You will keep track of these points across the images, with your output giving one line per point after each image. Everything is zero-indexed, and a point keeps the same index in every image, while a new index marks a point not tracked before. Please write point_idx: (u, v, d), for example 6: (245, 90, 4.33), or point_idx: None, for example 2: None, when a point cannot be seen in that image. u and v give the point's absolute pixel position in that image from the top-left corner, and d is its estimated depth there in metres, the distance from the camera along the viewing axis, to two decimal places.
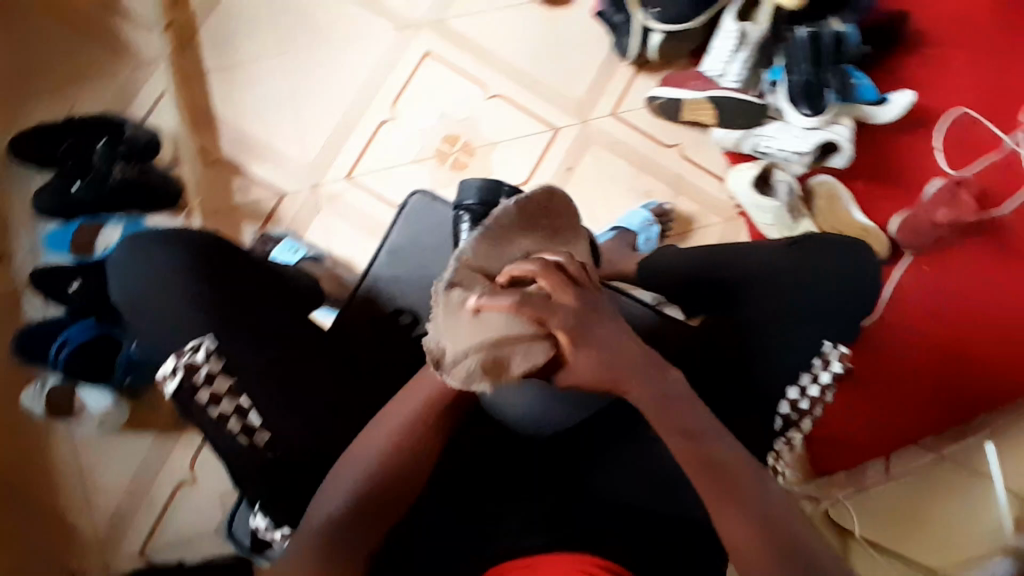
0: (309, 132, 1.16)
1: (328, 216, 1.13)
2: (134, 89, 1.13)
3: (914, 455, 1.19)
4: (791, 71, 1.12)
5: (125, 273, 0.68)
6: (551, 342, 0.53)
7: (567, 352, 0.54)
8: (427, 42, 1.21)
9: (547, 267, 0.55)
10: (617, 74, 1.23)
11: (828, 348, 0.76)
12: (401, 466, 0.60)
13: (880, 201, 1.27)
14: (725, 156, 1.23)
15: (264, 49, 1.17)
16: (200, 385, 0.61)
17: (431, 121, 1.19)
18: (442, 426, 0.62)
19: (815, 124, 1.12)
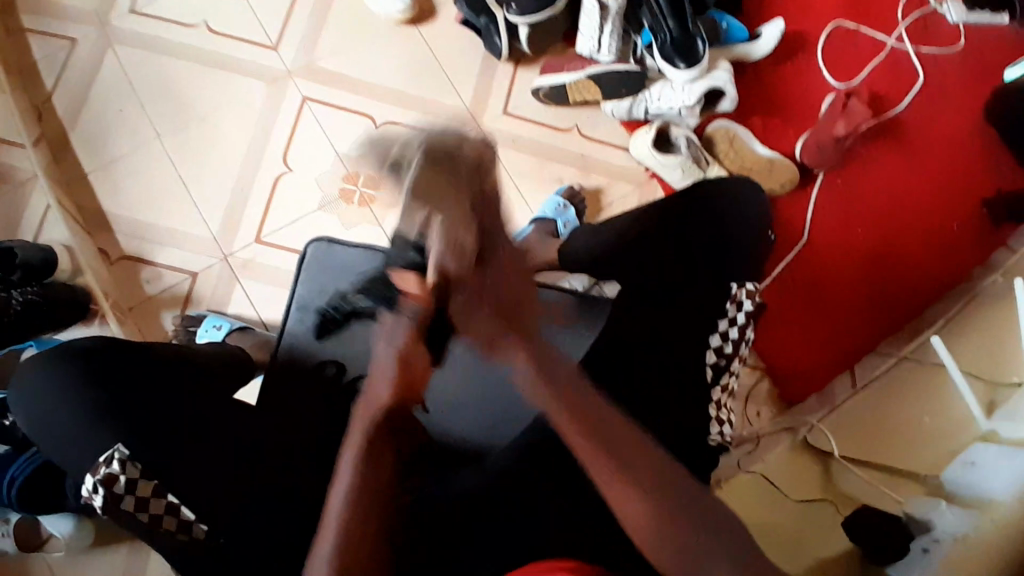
0: (207, 206, 1.14)
1: (248, 283, 1.12)
2: (19, 209, 1.11)
3: (878, 362, 1.18)
4: (658, 30, 1.15)
5: (26, 404, 0.67)
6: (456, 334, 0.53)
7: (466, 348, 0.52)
8: (303, 88, 1.20)
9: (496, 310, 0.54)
10: (498, 74, 1.24)
11: (736, 289, 0.78)
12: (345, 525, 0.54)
13: (781, 131, 1.29)
14: (621, 126, 1.25)
15: (141, 136, 1.15)
16: (123, 493, 0.58)
17: (328, 163, 1.18)
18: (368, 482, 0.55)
19: (694, 76, 1.14)
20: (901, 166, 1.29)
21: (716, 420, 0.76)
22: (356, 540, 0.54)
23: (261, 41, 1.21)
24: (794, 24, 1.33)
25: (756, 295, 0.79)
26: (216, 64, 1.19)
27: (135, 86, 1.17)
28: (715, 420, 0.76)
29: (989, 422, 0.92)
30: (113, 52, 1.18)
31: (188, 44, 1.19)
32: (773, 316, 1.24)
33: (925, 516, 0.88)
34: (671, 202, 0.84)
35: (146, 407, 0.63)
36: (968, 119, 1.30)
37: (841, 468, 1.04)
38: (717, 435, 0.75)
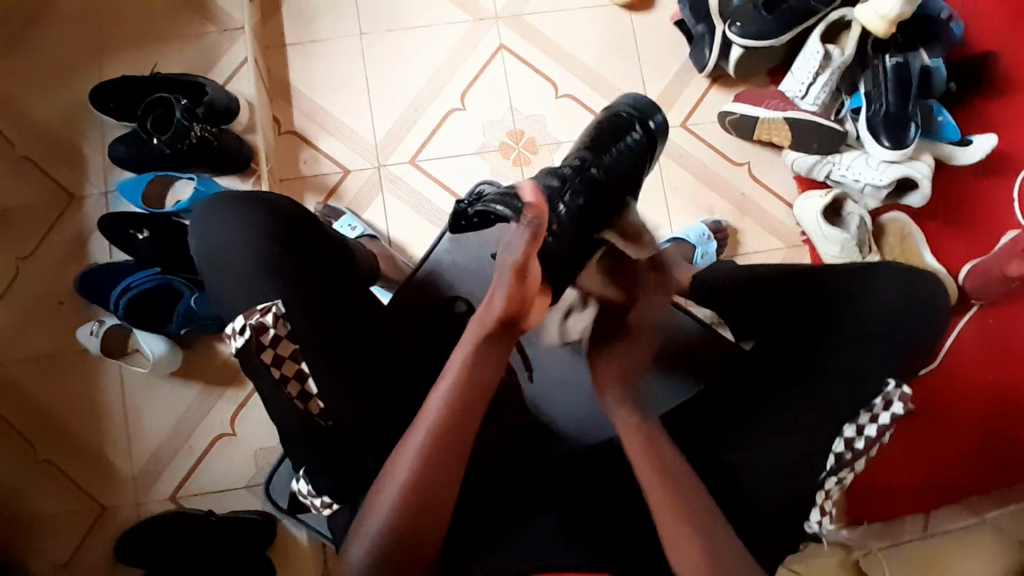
0: (379, 113, 1.17)
1: (389, 197, 1.15)
2: (217, 53, 1.16)
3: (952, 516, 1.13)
4: (873, 101, 1.08)
5: (203, 229, 0.68)
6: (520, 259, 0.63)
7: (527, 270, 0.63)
8: (501, 35, 1.21)
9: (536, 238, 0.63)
10: (691, 85, 1.21)
11: (892, 388, 0.71)
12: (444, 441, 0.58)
13: (953, 245, 1.21)
14: (796, 180, 1.19)
15: (345, 29, 1.19)
16: (268, 345, 0.61)
17: (499, 114, 1.19)
18: (468, 415, 0.59)
19: (896, 158, 1.08)
20: None
21: (820, 510, 0.70)
22: (445, 461, 0.57)
23: None
24: (1010, 141, 1.23)
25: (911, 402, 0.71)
26: None
27: None
28: (817, 510, 0.70)
29: None
30: None
31: None
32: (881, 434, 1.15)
33: None
34: (845, 275, 0.79)
35: (314, 272, 0.68)
36: None
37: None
38: (816, 524, 0.70)
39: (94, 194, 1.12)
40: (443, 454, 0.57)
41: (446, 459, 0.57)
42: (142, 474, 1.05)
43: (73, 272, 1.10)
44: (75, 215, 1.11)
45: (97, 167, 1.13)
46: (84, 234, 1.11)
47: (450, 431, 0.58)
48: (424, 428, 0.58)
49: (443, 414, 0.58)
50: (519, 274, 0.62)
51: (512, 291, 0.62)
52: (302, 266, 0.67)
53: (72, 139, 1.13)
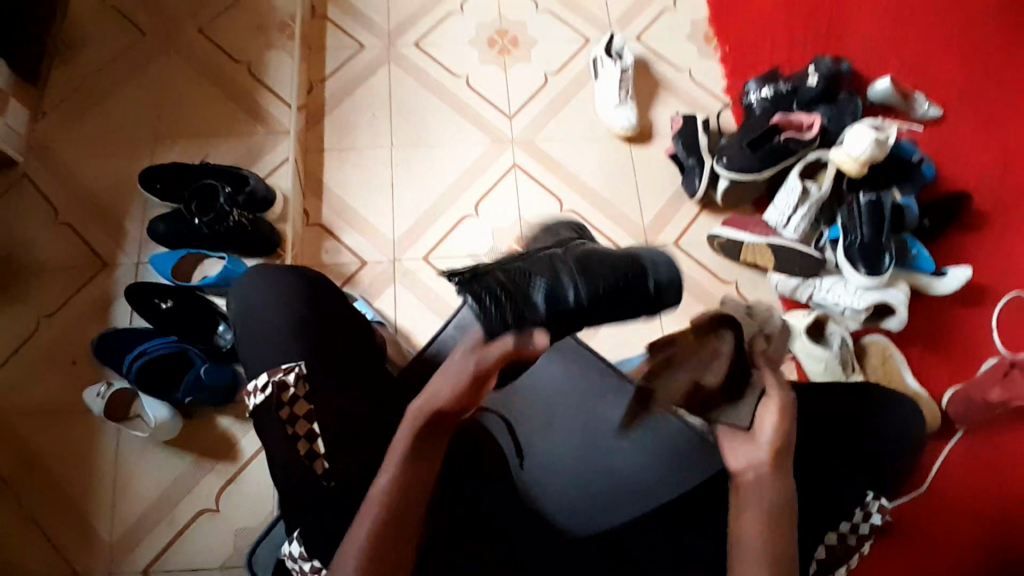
0: (400, 213, 1.29)
1: (401, 287, 1.23)
2: (261, 151, 1.30)
3: None
4: (850, 232, 1.18)
5: (242, 290, 0.76)
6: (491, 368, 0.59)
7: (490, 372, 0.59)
8: (515, 155, 1.36)
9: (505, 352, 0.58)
10: (684, 209, 1.33)
11: (871, 501, 0.75)
12: (391, 529, 0.57)
13: (934, 371, 1.26)
14: (781, 300, 1.27)
15: (378, 139, 1.34)
16: (287, 403, 0.66)
17: (509, 221, 1.30)
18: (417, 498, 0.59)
19: (872, 284, 1.16)
20: None
21: None
22: (390, 547, 0.57)
23: (501, 107, 1.40)
24: (982, 278, 1.32)
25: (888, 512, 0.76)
26: (459, 109, 1.39)
27: (392, 101, 1.38)
28: None
29: None
30: (387, 69, 1.41)
31: (445, 87, 1.41)
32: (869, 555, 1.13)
33: None
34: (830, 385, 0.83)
35: (336, 338, 0.72)
36: None
37: None
38: None
39: (126, 264, 1.20)
40: (400, 523, 0.58)
41: (390, 554, 0.57)
42: (117, 543, 1.02)
43: (91, 335, 1.15)
44: (105, 281, 1.19)
45: (134, 241, 1.22)
46: (110, 299, 1.18)
47: (406, 499, 0.58)
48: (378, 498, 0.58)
49: (396, 481, 0.58)
50: (478, 380, 0.58)
51: (463, 388, 0.59)
52: (321, 325, 0.72)
53: (117, 214, 1.23)
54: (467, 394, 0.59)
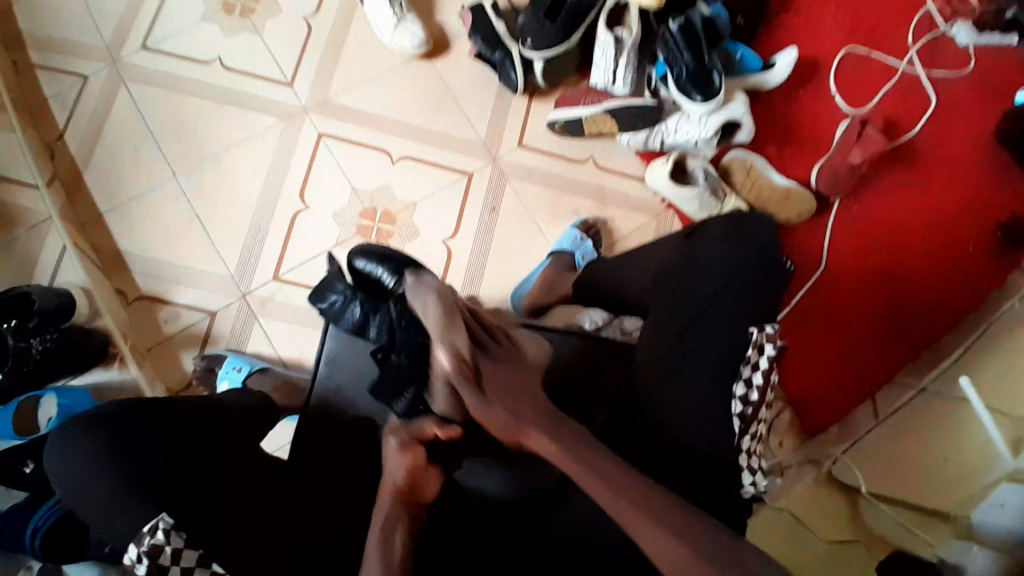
0: (224, 245, 1.14)
1: (267, 322, 1.12)
2: (33, 251, 1.10)
3: (899, 393, 1.18)
4: (674, 63, 1.13)
5: (60, 467, 0.69)
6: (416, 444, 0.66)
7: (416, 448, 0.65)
8: (318, 125, 1.20)
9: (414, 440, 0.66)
10: (513, 107, 1.24)
11: (757, 333, 0.75)
12: None
13: (797, 159, 1.29)
14: (637, 156, 1.25)
15: (157, 175, 1.15)
16: (169, 565, 0.60)
17: (344, 199, 1.18)
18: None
19: (712, 108, 1.13)
20: (919, 195, 1.28)
21: (749, 471, 0.73)
22: None
23: (276, 78, 1.21)
24: (806, 50, 1.33)
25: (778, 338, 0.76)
26: (232, 101, 1.19)
27: (152, 124, 1.17)
28: (748, 470, 0.73)
29: (1016, 460, 0.93)
30: (126, 90, 1.18)
31: (203, 82, 1.20)
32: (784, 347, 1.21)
33: (957, 560, 0.89)
34: (696, 237, 0.83)
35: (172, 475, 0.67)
36: (978, 142, 1.29)
37: (868, 505, 1.04)
38: (750, 486, 0.73)
39: None
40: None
41: None
42: None
43: None
44: None
45: None
46: None
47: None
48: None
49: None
50: (411, 447, 0.65)
51: (406, 465, 0.65)
52: (159, 473, 0.67)
53: None
54: (410, 473, 0.65)
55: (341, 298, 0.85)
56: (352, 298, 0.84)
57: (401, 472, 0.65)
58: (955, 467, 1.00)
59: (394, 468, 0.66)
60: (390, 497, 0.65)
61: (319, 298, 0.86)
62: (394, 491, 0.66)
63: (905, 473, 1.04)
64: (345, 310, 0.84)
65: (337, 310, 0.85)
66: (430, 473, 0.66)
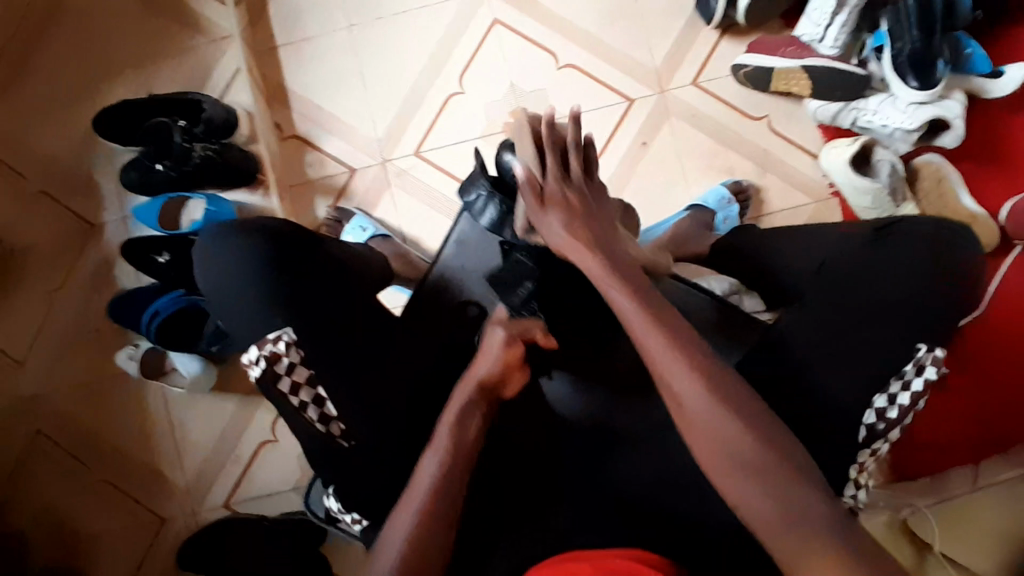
0: (378, 107, 1.15)
1: (397, 192, 1.13)
2: (210, 64, 1.16)
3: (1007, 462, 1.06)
4: (897, 39, 1.00)
5: (206, 262, 0.74)
6: (516, 338, 0.68)
7: (516, 342, 0.68)
8: (496, 9, 1.16)
9: (512, 337, 0.68)
10: (700, 40, 1.14)
11: (923, 353, 0.67)
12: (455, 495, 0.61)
13: (992, 184, 1.14)
14: (820, 130, 1.13)
15: (333, 21, 1.16)
16: (283, 374, 0.67)
17: (500, 92, 1.15)
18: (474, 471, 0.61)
19: (926, 99, 1.00)
20: None
21: (855, 483, 0.67)
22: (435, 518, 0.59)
23: None
24: None
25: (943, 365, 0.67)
26: None
27: None
28: (851, 484, 0.67)
29: None
30: None
31: None
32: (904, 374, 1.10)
33: None
34: (847, 228, 0.75)
35: (315, 287, 0.72)
36: None
37: (935, 564, 1.01)
38: (851, 497, 0.67)
39: (112, 221, 1.15)
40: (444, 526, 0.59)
41: (443, 518, 0.59)
42: (195, 482, 1.11)
43: (105, 298, 1.14)
44: (97, 243, 1.15)
45: (111, 196, 1.15)
46: (108, 260, 1.14)
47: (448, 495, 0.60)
48: (416, 500, 0.60)
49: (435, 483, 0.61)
50: (507, 343, 0.67)
51: (497, 359, 0.67)
52: (298, 293, 0.71)
53: (83, 169, 1.15)
54: (504, 365, 0.67)
55: (481, 195, 0.82)
56: (491, 197, 0.81)
57: (488, 366, 0.67)
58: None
59: (489, 358, 0.67)
60: (473, 388, 0.66)
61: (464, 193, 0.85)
62: (479, 381, 0.67)
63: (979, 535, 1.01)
64: (484, 208, 0.82)
65: (478, 208, 0.82)
66: (519, 373, 0.69)
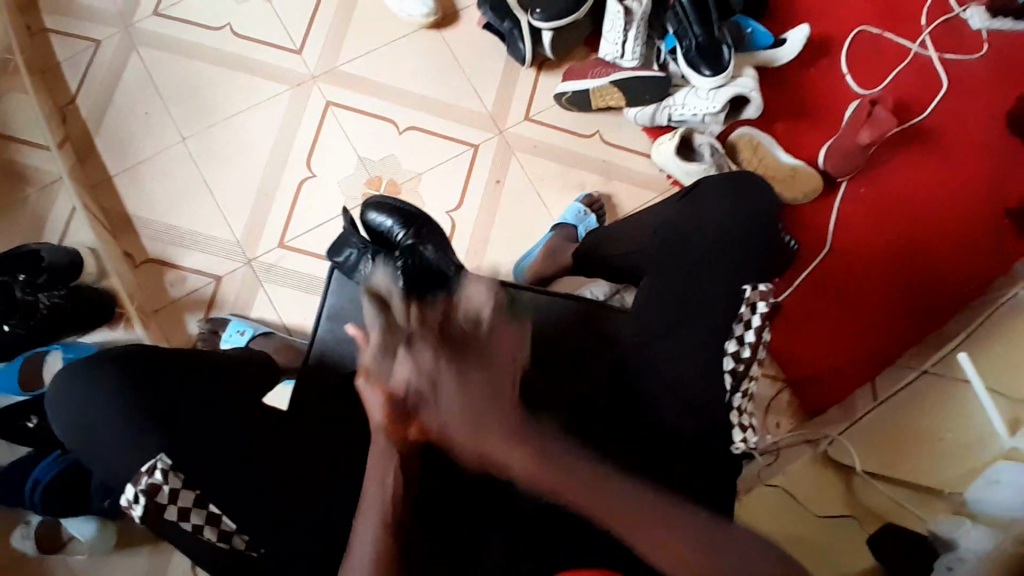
0: (231, 210, 1.15)
1: (272, 287, 1.13)
2: (44, 212, 1.12)
3: (899, 375, 1.16)
4: (683, 36, 1.13)
5: (60, 407, 0.71)
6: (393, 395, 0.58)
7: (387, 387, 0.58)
8: (326, 92, 1.20)
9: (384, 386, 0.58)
10: (521, 79, 1.23)
11: (749, 292, 0.76)
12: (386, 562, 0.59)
13: (804, 139, 1.28)
14: (644, 132, 1.24)
15: (167, 140, 1.16)
16: (166, 503, 0.64)
17: (350, 167, 1.18)
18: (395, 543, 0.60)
19: (720, 82, 1.12)
20: (925, 174, 1.27)
21: (740, 428, 0.74)
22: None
23: (284, 45, 1.21)
24: (820, 28, 1.31)
25: (769, 296, 0.77)
26: (239, 67, 1.20)
27: (161, 90, 1.18)
28: (738, 428, 0.74)
29: (1013, 440, 0.90)
30: (137, 54, 1.19)
31: (212, 49, 1.20)
32: (779, 321, 1.22)
33: (951, 535, 0.88)
34: (663, 209, 0.86)
35: (172, 403, 0.69)
36: (990, 128, 1.28)
37: (862, 483, 1.03)
38: (741, 443, 0.74)
39: None
40: None
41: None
42: None
43: None
44: None
45: None
46: None
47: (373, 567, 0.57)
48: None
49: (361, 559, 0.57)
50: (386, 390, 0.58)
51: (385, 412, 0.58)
52: (161, 414, 0.68)
53: None
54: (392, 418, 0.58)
55: (356, 250, 0.88)
56: (365, 249, 0.89)
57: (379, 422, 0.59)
58: (972, 440, 0.96)
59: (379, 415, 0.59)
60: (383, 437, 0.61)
61: (333, 253, 0.89)
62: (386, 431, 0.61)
63: (914, 445, 1.02)
64: (359, 261, 0.87)
65: (353, 261, 0.88)
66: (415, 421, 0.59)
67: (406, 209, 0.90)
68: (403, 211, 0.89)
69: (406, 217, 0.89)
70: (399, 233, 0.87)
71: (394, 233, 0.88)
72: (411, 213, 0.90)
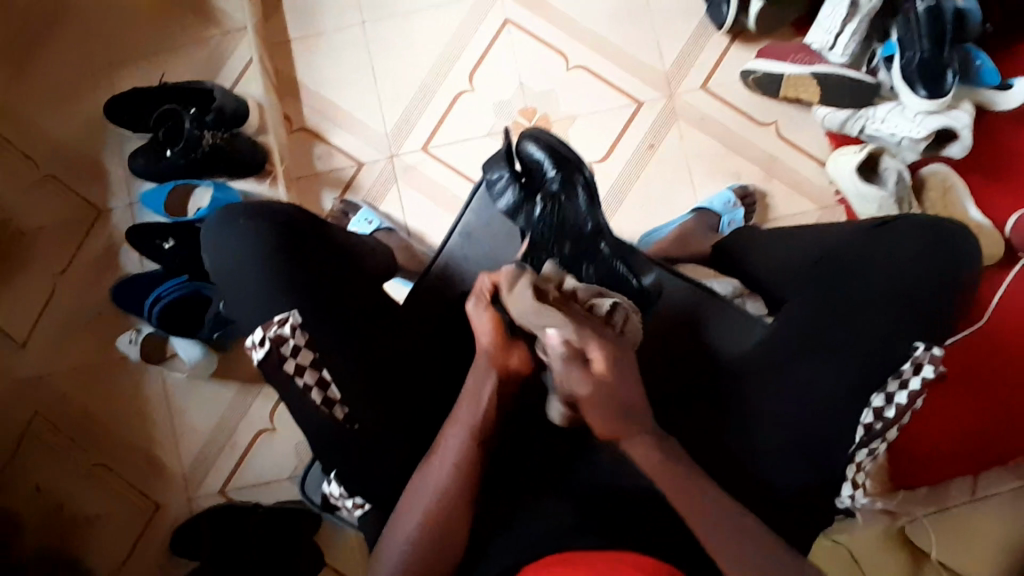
0: (387, 101, 1.16)
1: (404, 187, 1.14)
2: (223, 55, 1.17)
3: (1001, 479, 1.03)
4: (906, 49, 1.01)
5: (211, 242, 0.74)
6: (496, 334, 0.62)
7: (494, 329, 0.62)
8: (507, 9, 1.17)
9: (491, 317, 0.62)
10: (710, 45, 1.15)
11: (921, 351, 0.69)
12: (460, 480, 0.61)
13: (1000, 197, 1.14)
14: (829, 137, 1.13)
15: (347, 16, 1.17)
16: (288, 356, 0.67)
17: (509, 91, 1.16)
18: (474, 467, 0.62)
19: (934, 108, 1.00)
20: None
21: (852, 483, 0.69)
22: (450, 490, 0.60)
23: None
24: None
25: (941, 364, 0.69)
26: None
27: None
28: (850, 482, 0.69)
29: None
30: None
31: None
32: None
33: None
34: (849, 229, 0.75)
35: (312, 273, 0.71)
36: None
37: None
38: (847, 499, 0.69)
39: (119, 207, 1.16)
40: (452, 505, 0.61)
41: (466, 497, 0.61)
42: (190, 470, 1.12)
43: (109, 282, 1.15)
44: (103, 227, 1.15)
45: (120, 182, 1.16)
46: (115, 244, 1.15)
47: None
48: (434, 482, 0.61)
49: None
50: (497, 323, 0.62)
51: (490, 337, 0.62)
52: (300, 276, 0.71)
53: (94, 152, 1.16)
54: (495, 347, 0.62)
55: (501, 177, 0.84)
56: (512, 179, 0.84)
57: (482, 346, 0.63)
58: None
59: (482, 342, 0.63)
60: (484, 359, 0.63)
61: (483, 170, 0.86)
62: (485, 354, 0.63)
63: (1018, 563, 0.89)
64: (502, 190, 0.84)
65: (498, 189, 0.84)
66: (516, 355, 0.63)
67: (567, 153, 0.82)
68: (560, 152, 0.81)
69: (563, 161, 0.81)
70: (550, 174, 0.81)
71: (545, 172, 0.81)
72: (569, 158, 0.82)
